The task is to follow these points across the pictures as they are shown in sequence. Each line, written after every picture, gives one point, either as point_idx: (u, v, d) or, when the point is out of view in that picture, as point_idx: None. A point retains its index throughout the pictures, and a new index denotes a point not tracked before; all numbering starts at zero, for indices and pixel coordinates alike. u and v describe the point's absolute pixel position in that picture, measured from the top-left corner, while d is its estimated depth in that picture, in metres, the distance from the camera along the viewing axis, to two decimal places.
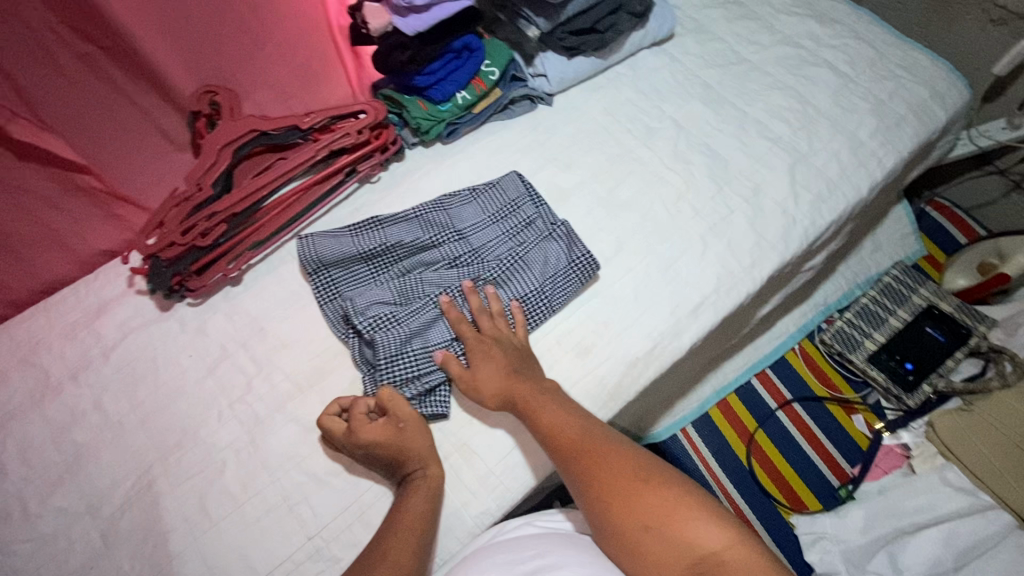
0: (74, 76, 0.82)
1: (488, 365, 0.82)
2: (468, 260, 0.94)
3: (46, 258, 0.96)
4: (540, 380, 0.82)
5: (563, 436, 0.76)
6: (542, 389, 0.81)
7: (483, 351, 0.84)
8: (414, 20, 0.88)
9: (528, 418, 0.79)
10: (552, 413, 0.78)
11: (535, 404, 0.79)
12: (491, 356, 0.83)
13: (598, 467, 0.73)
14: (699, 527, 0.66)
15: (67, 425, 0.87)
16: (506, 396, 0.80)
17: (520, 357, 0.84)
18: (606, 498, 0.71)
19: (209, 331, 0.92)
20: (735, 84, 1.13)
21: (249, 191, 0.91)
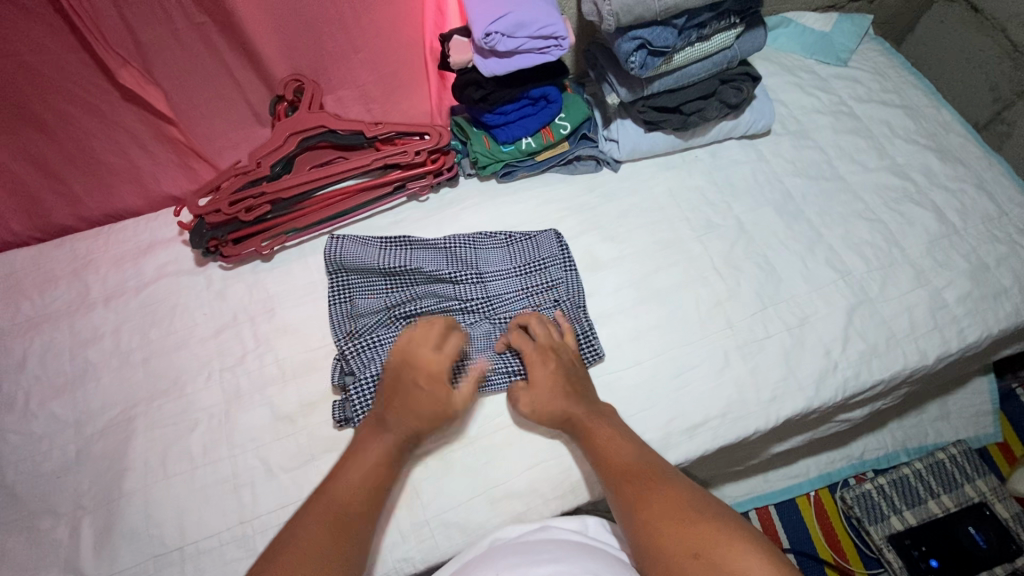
0: (185, 41, 0.90)
1: (546, 382, 0.83)
2: (478, 306, 0.93)
3: (122, 187, 1.07)
4: (594, 404, 0.83)
5: (615, 460, 0.77)
6: (600, 411, 0.82)
7: (541, 376, 0.84)
8: (494, 64, 0.88)
9: (583, 438, 0.80)
10: (605, 434, 0.79)
11: (589, 426, 0.80)
12: (551, 371, 0.84)
13: (650, 495, 0.73)
14: (749, 558, 0.66)
15: (85, 341, 0.95)
16: (566, 418, 0.81)
17: (577, 374, 0.85)
18: (654, 525, 0.71)
19: (228, 297, 0.98)
20: (819, 201, 1.04)
21: (300, 182, 0.95)
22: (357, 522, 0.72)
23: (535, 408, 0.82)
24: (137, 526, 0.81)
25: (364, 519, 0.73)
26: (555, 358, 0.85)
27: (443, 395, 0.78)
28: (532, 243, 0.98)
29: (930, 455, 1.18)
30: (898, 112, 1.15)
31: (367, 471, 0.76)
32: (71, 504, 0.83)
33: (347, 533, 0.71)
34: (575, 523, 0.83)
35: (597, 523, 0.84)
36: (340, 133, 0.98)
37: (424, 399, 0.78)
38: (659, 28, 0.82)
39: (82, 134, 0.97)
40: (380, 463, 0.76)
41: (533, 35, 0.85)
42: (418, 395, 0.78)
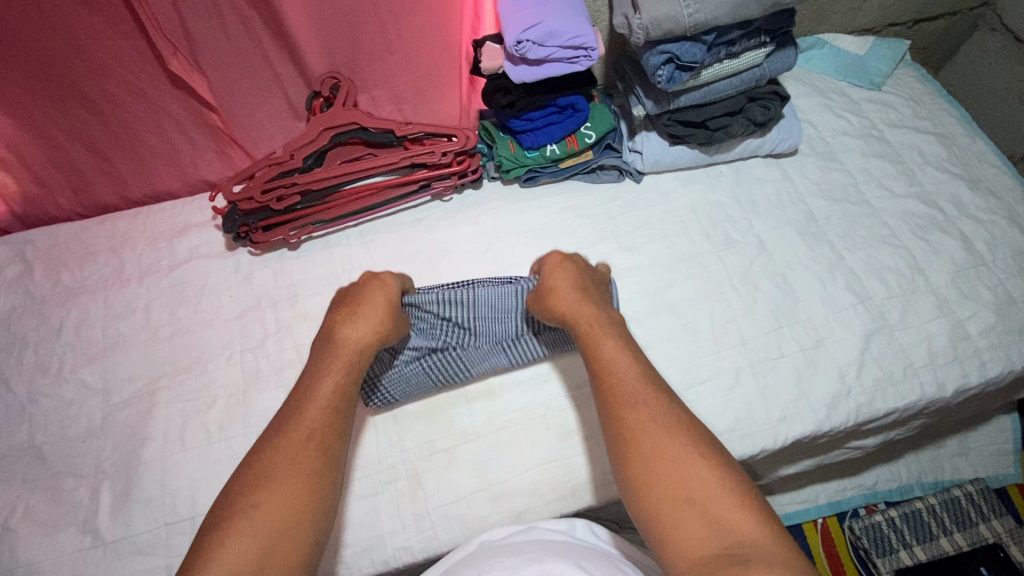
0: (231, 34, 0.94)
1: (568, 287, 0.81)
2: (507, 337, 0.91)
3: (163, 170, 1.12)
4: (608, 316, 0.78)
5: (615, 382, 0.71)
6: (613, 328, 0.77)
7: (565, 276, 0.82)
8: (523, 71, 0.90)
9: (586, 348, 0.75)
10: (610, 354, 0.73)
11: (597, 342, 0.75)
12: (576, 280, 0.82)
13: (647, 427, 0.67)
14: (739, 514, 0.60)
15: (118, 315, 1.00)
16: (572, 315, 0.78)
17: (597, 291, 0.83)
18: (646, 456, 0.65)
19: (254, 281, 1.01)
20: (842, 224, 1.03)
21: (330, 175, 0.98)
22: (318, 443, 0.67)
23: (556, 305, 0.80)
24: (152, 494, 0.84)
25: (329, 438, 0.68)
26: (579, 269, 0.84)
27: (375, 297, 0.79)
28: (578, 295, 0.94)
29: (945, 491, 1.15)
30: (930, 139, 1.13)
31: (328, 385, 0.71)
32: (93, 468, 0.87)
33: (307, 456, 0.65)
34: (561, 524, 0.81)
35: (587, 524, 0.82)
36: (371, 131, 1.01)
37: (365, 308, 0.77)
38: (688, 43, 0.82)
39: (130, 117, 1.02)
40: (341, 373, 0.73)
41: (564, 45, 0.86)
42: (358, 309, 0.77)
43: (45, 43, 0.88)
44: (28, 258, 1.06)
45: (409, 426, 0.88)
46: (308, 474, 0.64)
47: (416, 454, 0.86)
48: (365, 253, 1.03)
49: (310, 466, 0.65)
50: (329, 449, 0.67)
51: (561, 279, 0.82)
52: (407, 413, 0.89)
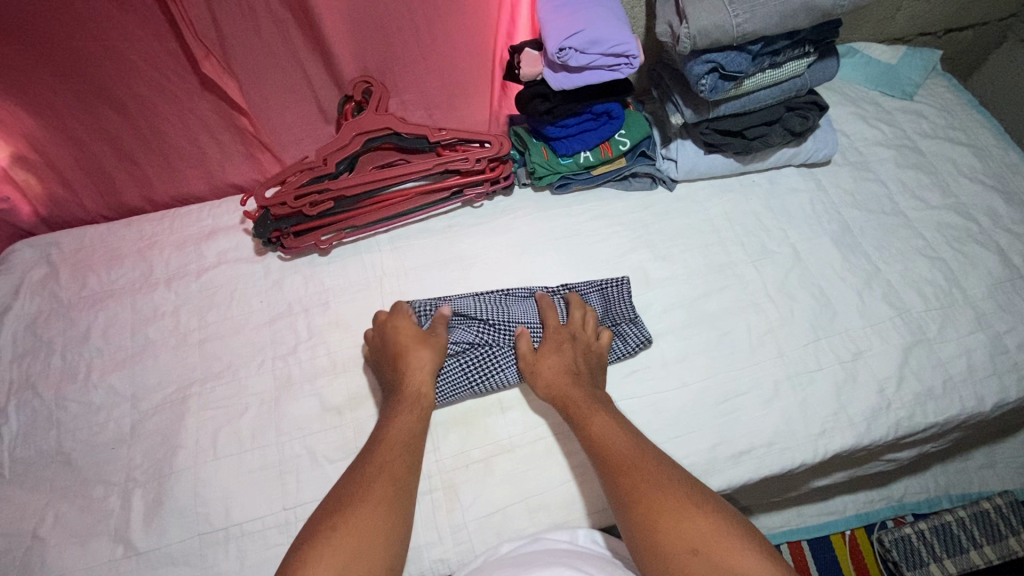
0: (266, 38, 0.93)
1: (547, 367, 0.84)
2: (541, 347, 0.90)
3: (190, 173, 1.11)
4: (596, 394, 0.82)
5: (612, 449, 0.74)
6: (602, 402, 0.80)
7: (551, 363, 0.84)
8: (563, 78, 0.89)
9: (578, 423, 0.78)
10: (603, 424, 0.77)
11: (586, 416, 0.78)
12: (561, 356, 0.84)
13: (646, 487, 0.70)
14: (748, 557, 0.62)
15: (146, 319, 0.99)
16: (562, 398, 0.81)
17: (590, 365, 0.85)
18: (649, 514, 0.67)
19: (284, 287, 1.00)
20: (878, 235, 1.02)
21: (364, 181, 0.97)
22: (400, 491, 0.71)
23: (542, 384, 0.83)
24: (185, 503, 0.83)
25: (391, 478, 0.71)
26: (571, 343, 0.86)
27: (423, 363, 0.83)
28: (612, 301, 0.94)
29: (975, 504, 1.13)
30: (963, 150, 1.12)
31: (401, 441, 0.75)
32: (123, 476, 0.86)
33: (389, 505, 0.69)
34: (564, 533, 0.80)
35: (589, 533, 0.81)
36: (404, 136, 1.00)
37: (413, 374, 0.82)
38: (733, 53, 0.81)
39: (160, 120, 1.01)
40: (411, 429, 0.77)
41: (605, 53, 0.86)
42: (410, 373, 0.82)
43: (79, 45, 0.87)
44: (54, 260, 1.05)
45: (444, 436, 0.87)
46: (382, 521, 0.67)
47: (451, 464, 0.85)
48: (396, 259, 1.02)
49: (391, 513, 0.68)
50: (402, 490, 0.71)
51: (531, 368, 0.85)
52: (442, 423, 0.88)
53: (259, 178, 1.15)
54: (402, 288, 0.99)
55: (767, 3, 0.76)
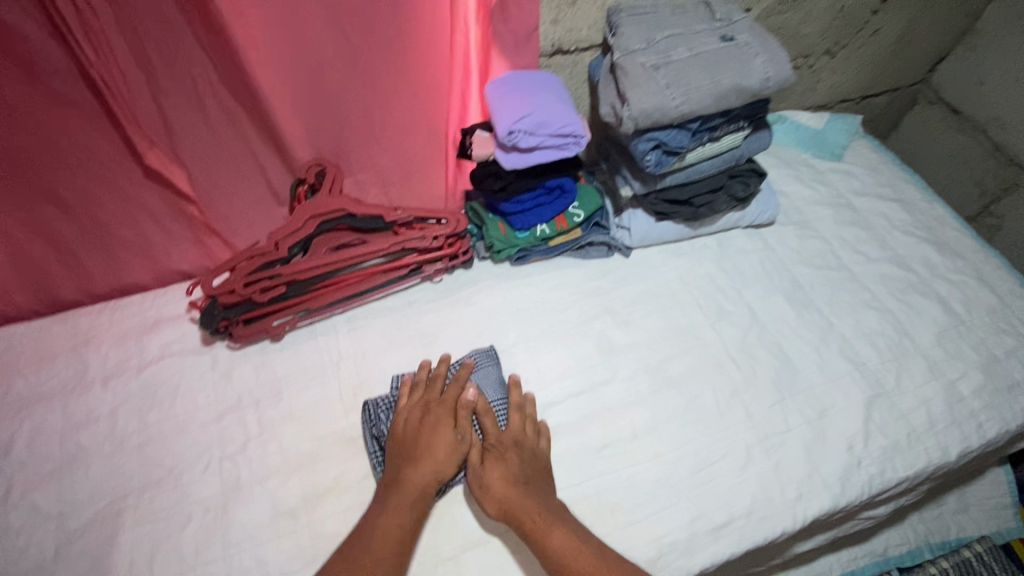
0: (214, 127, 0.93)
1: (494, 482, 0.78)
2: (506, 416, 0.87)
3: (134, 262, 1.07)
4: (550, 505, 0.77)
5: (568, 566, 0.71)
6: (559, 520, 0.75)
7: (501, 472, 0.79)
8: (515, 158, 0.91)
9: (535, 546, 0.73)
10: (561, 540, 0.73)
11: (539, 528, 0.74)
12: (504, 466, 0.79)
13: None
14: None
15: (79, 425, 0.90)
16: (508, 513, 0.76)
17: (532, 467, 0.81)
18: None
19: (234, 378, 0.95)
20: (827, 291, 1.06)
21: (316, 264, 0.95)
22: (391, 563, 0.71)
23: (488, 500, 0.78)
24: None
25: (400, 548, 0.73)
26: (514, 449, 0.81)
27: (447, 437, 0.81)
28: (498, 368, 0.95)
29: (956, 552, 1.13)
30: (894, 205, 1.20)
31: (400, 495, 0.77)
32: None
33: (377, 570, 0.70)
34: None
35: None
36: (359, 217, 0.99)
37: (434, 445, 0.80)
38: (674, 131, 0.85)
39: (102, 211, 0.98)
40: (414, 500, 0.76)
41: (553, 134, 0.89)
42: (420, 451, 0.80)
43: (14, 142, 0.85)
44: None
45: None
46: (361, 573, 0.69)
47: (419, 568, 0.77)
48: (353, 342, 0.98)
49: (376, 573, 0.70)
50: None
51: (478, 483, 0.79)
52: None
53: (208, 263, 1.11)
54: (361, 373, 0.95)
55: (701, 87, 0.79)
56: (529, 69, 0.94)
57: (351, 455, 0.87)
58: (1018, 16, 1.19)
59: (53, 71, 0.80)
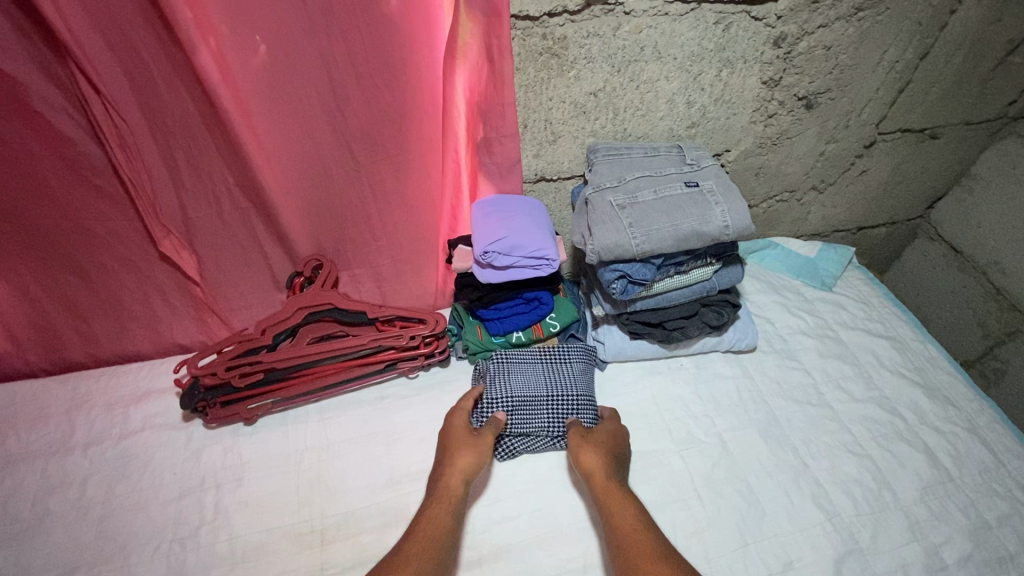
0: (227, 222, 1.03)
1: (594, 454, 0.89)
2: (514, 414, 0.97)
3: (138, 333, 1.15)
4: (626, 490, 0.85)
5: (628, 532, 0.78)
6: (627, 493, 0.84)
7: (596, 450, 0.90)
8: (492, 274, 0.97)
9: (609, 516, 0.81)
10: (632, 518, 0.80)
11: (618, 502, 0.83)
12: (607, 453, 0.90)
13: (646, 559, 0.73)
14: None
15: (52, 488, 0.95)
16: (597, 477, 0.86)
17: (619, 467, 0.89)
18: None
19: (201, 458, 0.98)
20: (804, 428, 1.03)
21: (297, 354, 1.00)
22: (439, 537, 0.78)
23: (586, 457, 0.89)
24: None
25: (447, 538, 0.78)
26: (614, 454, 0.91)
27: (462, 462, 0.88)
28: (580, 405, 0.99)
29: None
30: (884, 342, 1.17)
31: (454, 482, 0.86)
32: None
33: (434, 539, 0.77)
34: None
35: None
36: (345, 311, 1.05)
37: (460, 462, 0.88)
38: (639, 264, 0.89)
39: (118, 286, 1.08)
40: (451, 509, 0.82)
41: (527, 256, 0.94)
42: (448, 471, 0.87)
43: (53, 224, 0.97)
44: None
45: None
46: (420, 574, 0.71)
47: None
48: (320, 432, 1.01)
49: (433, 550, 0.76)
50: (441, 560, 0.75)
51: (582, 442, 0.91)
52: None
53: (205, 339, 1.19)
54: (322, 465, 0.97)
55: (662, 228, 0.84)
56: (513, 193, 1.02)
57: (296, 552, 0.87)
58: (1013, 165, 1.18)
59: (94, 169, 0.93)
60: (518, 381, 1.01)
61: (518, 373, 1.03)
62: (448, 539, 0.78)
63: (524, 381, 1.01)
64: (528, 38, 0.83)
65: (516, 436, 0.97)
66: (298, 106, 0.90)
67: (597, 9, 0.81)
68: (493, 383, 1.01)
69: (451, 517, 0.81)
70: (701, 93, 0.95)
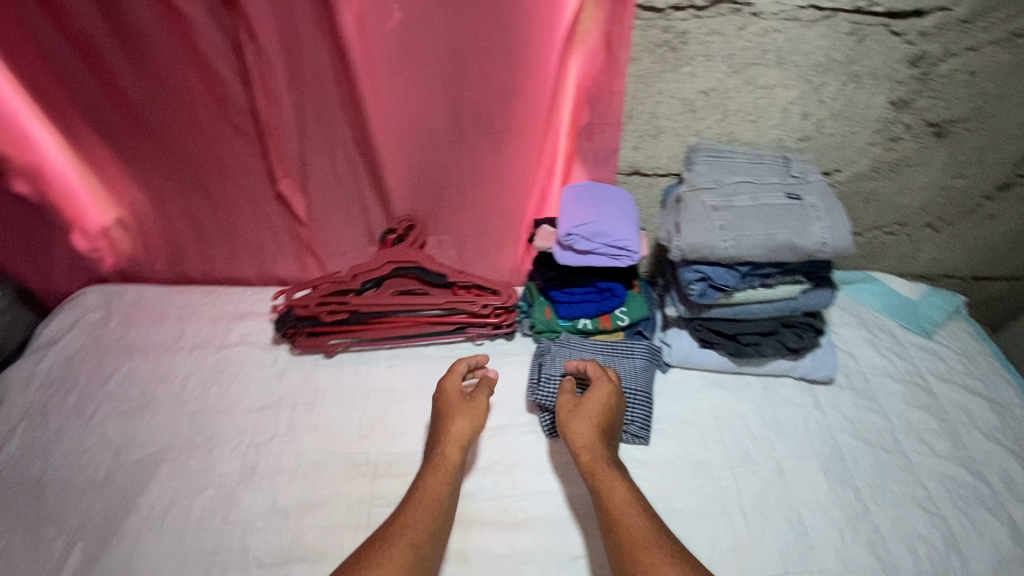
0: (338, 172, 1.12)
1: (582, 424, 0.89)
2: None
3: (246, 262, 1.28)
4: (615, 460, 0.86)
5: (615, 506, 0.79)
6: (617, 468, 0.85)
7: (586, 420, 0.89)
8: (571, 257, 0.98)
9: (597, 487, 0.82)
10: (621, 489, 0.81)
11: (605, 475, 0.83)
12: (596, 419, 0.90)
13: (638, 536, 0.74)
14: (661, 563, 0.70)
15: (161, 379, 1.10)
16: (585, 449, 0.87)
17: (608, 433, 0.89)
18: (642, 566, 0.70)
19: (283, 379, 1.09)
20: (872, 472, 0.97)
21: (380, 302, 1.08)
22: (431, 509, 0.81)
23: (574, 429, 0.89)
24: (119, 566, 0.86)
25: (438, 508, 0.81)
26: (604, 420, 0.90)
27: (456, 427, 0.91)
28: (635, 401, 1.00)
29: None
30: (982, 402, 1.07)
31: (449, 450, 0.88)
32: (76, 524, 0.91)
33: (434, 508, 0.81)
34: None
35: None
36: (428, 271, 1.11)
37: (457, 428, 0.91)
38: (723, 269, 0.88)
39: (238, 216, 1.20)
40: (447, 477, 0.85)
41: (608, 245, 0.95)
42: (444, 439, 0.89)
43: (197, 152, 1.10)
44: (113, 308, 1.23)
45: None
46: (410, 548, 0.74)
47: None
48: (388, 378, 1.09)
49: (422, 531, 0.77)
50: (431, 545, 0.77)
51: (572, 413, 0.91)
52: None
53: (301, 277, 1.30)
54: (384, 407, 1.04)
55: (753, 235, 0.83)
56: (605, 182, 1.03)
57: (350, 478, 0.95)
58: None
59: (237, 108, 1.04)
60: (577, 366, 1.03)
61: (579, 359, 1.04)
62: (441, 510, 0.81)
63: (583, 368, 1.03)
64: (649, 29, 0.85)
65: None
66: (419, 73, 0.97)
67: (725, 7, 0.82)
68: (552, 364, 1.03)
69: (447, 485, 0.84)
70: (819, 106, 0.92)
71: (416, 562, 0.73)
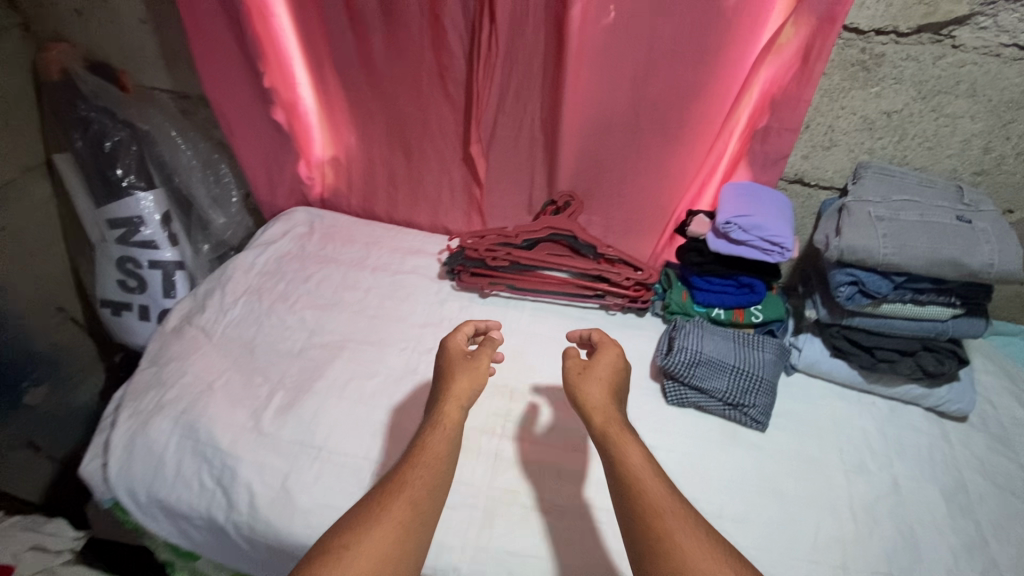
0: (521, 144, 1.31)
1: (593, 391, 0.86)
2: (697, 370, 1.08)
3: (421, 211, 1.51)
4: (628, 424, 0.83)
5: (632, 470, 0.75)
6: (632, 431, 0.81)
7: (599, 386, 0.87)
8: (722, 245, 1.08)
9: (614, 449, 0.78)
10: (637, 455, 0.77)
11: (621, 435, 0.80)
12: (608, 384, 0.88)
13: (660, 503, 0.70)
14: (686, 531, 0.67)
15: (348, 286, 1.33)
16: (598, 412, 0.84)
17: (619, 398, 0.88)
18: (665, 529, 0.67)
19: (444, 307, 1.28)
20: (998, 512, 0.96)
21: (536, 258, 1.24)
22: (427, 476, 0.75)
23: (586, 394, 0.86)
24: (305, 415, 1.07)
25: (428, 477, 0.75)
26: (616, 384, 0.89)
27: (458, 389, 0.87)
28: (759, 388, 1.06)
29: None
30: None
31: (450, 407, 0.84)
32: (278, 378, 1.14)
33: (428, 476, 0.75)
34: None
35: None
36: (580, 241, 1.26)
37: (457, 388, 0.87)
38: (877, 276, 0.94)
39: (427, 170, 1.43)
40: (448, 436, 0.81)
41: (763, 239, 1.04)
42: (445, 397, 0.85)
43: (411, 111, 1.33)
44: (314, 226, 1.50)
45: (503, 469, 0.99)
46: (410, 504, 0.71)
47: (501, 496, 0.96)
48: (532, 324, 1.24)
49: (411, 498, 0.72)
50: (420, 523, 0.70)
51: (584, 381, 0.88)
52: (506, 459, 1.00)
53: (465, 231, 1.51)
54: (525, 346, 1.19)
55: (916, 246, 0.88)
56: (766, 185, 1.12)
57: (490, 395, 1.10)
58: None
59: (454, 78, 1.25)
60: (708, 345, 1.11)
61: (711, 339, 1.12)
62: (438, 476, 0.76)
63: (714, 347, 1.11)
64: (847, 48, 0.94)
65: (692, 388, 1.08)
66: (617, 68, 1.11)
67: (925, 36, 0.90)
68: (686, 338, 1.12)
69: (448, 448, 0.80)
70: (1004, 142, 0.96)
71: (416, 516, 0.71)
